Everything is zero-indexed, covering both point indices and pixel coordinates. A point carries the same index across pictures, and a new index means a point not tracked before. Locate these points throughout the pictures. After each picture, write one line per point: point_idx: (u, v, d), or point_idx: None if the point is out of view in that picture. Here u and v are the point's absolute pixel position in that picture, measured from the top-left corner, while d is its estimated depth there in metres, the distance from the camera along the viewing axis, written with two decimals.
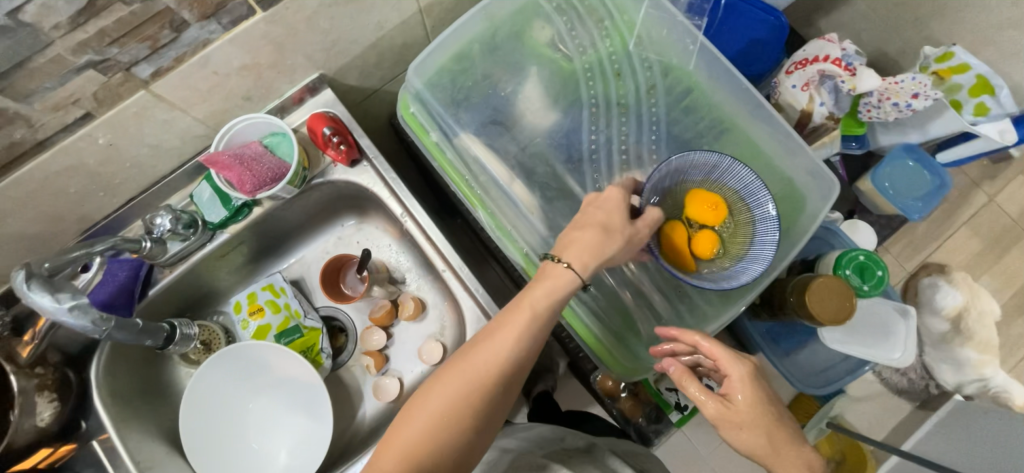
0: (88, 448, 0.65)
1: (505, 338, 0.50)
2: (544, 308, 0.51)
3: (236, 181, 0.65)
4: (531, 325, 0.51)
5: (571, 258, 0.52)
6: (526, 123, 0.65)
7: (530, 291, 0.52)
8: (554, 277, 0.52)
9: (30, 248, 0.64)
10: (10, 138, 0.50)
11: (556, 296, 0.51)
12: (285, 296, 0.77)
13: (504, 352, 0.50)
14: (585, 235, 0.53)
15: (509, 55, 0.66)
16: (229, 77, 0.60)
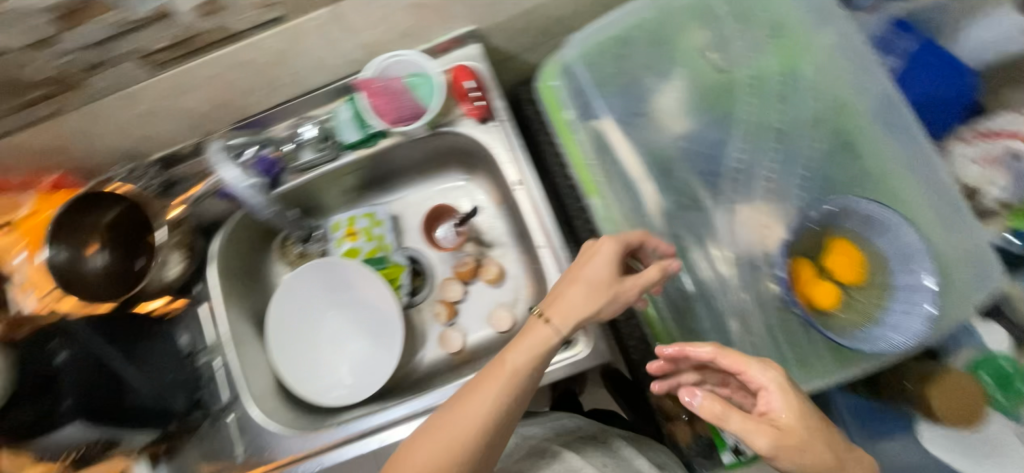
0: (195, 310, 0.73)
1: (505, 370, 0.48)
2: (524, 362, 0.49)
3: (379, 110, 0.69)
4: (514, 367, 0.49)
5: (554, 312, 0.51)
6: (669, 124, 0.63)
7: (507, 354, 0.50)
8: (533, 335, 0.51)
9: (189, 129, 0.70)
10: (215, 25, 0.55)
11: (535, 349, 0.50)
12: (382, 228, 0.85)
13: (492, 397, 0.47)
14: (570, 290, 0.52)
15: (670, 52, 0.64)
16: (399, 12, 0.62)
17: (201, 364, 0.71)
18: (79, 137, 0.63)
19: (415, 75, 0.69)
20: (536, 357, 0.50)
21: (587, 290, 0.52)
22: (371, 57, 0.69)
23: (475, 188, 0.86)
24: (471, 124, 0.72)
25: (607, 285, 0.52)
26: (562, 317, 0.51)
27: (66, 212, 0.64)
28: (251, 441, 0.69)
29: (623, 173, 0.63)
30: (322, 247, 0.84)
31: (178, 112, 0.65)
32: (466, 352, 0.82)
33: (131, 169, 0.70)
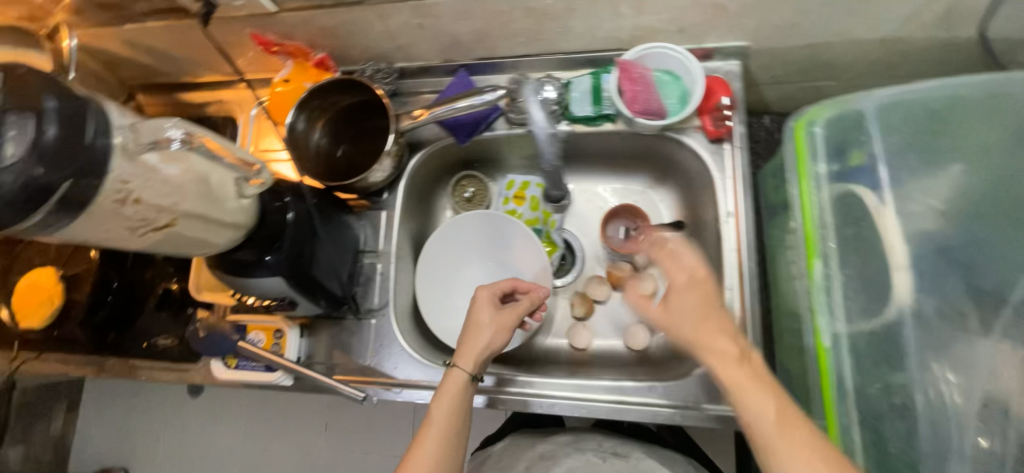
0: (376, 214, 0.77)
1: (427, 450, 0.55)
2: (445, 424, 0.57)
3: (630, 97, 0.64)
4: (445, 429, 0.57)
5: (462, 357, 0.61)
6: (944, 219, 0.56)
7: (432, 413, 0.58)
8: (445, 394, 0.59)
9: (438, 55, 0.72)
10: None
11: (451, 400, 0.59)
12: (550, 202, 0.83)
13: (436, 452, 0.56)
14: (474, 337, 0.63)
15: (983, 141, 0.55)
16: (696, 6, 0.59)
17: (365, 262, 0.75)
18: (352, 28, 0.66)
19: (663, 72, 0.68)
20: (456, 406, 0.59)
21: (691, 292, 0.52)
22: (633, 40, 0.67)
23: (659, 198, 0.82)
24: (701, 140, 0.69)
25: (492, 324, 0.64)
26: (470, 363, 0.61)
27: (317, 90, 0.70)
28: (386, 349, 0.72)
29: (876, 252, 0.58)
30: (489, 197, 0.86)
31: (441, 34, 0.67)
32: (586, 352, 0.79)
33: (375, 70, 0.74)
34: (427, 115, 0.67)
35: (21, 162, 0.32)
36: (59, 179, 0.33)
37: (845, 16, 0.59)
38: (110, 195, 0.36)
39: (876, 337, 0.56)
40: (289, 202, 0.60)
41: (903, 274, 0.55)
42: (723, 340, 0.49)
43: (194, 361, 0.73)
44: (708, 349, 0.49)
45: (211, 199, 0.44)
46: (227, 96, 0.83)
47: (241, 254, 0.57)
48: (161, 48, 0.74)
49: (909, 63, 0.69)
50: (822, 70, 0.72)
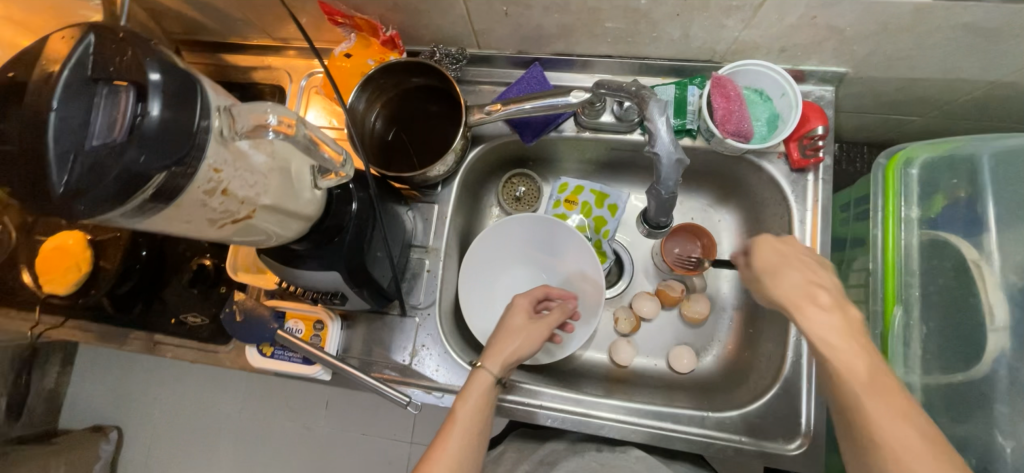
0: (426, 207, 0.73)
1: (450, 447, 0.53)
2: (471, 424, 0.55)
3: (722, 116, 0.61)
4: (470, 430, 0.55)
5: (492, 358, 0.59)
6: None
7: (456, 412, 0.56)
8: (473, 388, 0.58)
9: (513, 45, 0.68)
10: None
11: (477, 400, 0.57)
12: (604, 211, 0.78)
13: (460, 452, 0.53)
14: (506, 341, 0.61)
15: None
16: (810, 28, 0.55)
17: (413, 257, 0.72)
18: (430, 7, 0.61)
19: (754, 90, 0.63)
20: (481, 407, 0.57)
21: (809, 282, 0.45)
22: (727, 54, 0.63)
23: (720, 218, 0.78)
24: (782, 168, 0.66)
25: (525, 330, 0.63)
26: (499, 365, 0.59)
27: (382, 71, 0.64)
28: (426, 350, 0.68)
29: (973, 311, 0.53)
30: (541, 199, 0.82)
31: (525, 24, 0.62)
32: (625, 370, 0.75)
33: (444, 54, 0.69)
34: (501, 109, 0.62)
35: (121, 147, 0.28)
36: (159, 169, 0.29)
37: (964, 54, 0.56)
38: (201, 185, 0.33)
39: (954, 395, 0.54)
40: (352, 190, 0.56)
41: (1000, 336, 0.51)
42: (853, 343, 0.42)
43: (223, 344, 0.69)
44: (832, 328, 0.42)
45: (289, 192, 0.40)
46: (275, 63, 0.77)
47: (297, 246, 0.53)
48: (213, 4, 0.68)
49: (1006, 108, 0.65)
50: (913, 105, 0.68)
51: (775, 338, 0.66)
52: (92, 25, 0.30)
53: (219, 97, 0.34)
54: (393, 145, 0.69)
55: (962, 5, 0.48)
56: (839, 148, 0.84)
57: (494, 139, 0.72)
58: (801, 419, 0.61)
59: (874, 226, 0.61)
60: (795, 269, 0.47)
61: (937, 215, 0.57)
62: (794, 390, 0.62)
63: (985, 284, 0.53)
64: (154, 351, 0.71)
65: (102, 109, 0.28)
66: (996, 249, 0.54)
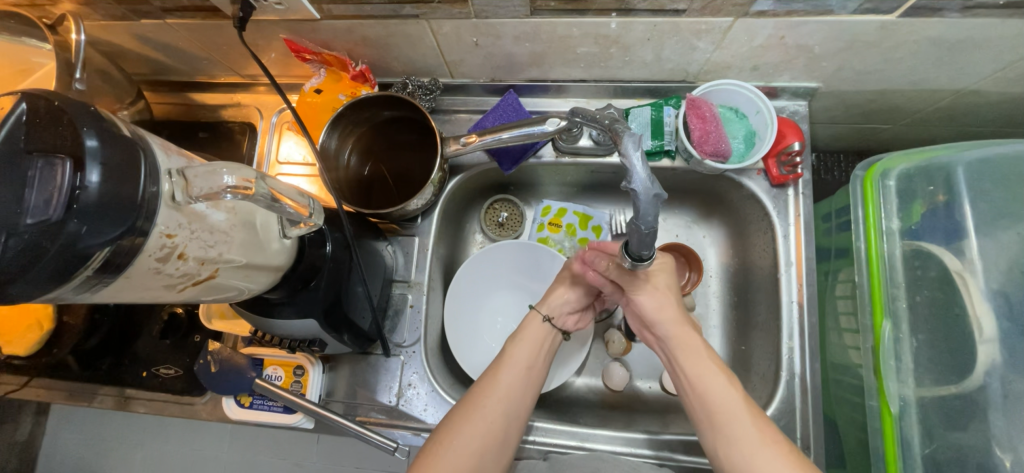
0: (407, 239, 0.71)
1: (502, 375, 0.55)
2: (524, 359, 0.57)
3: (700, 137, 0.61)
4: (523, 363, 0.57)
5: (544, 305, 0.62)
6: None
7: (512, 349, 0.58)
8: (528, 328, 0.60)
9: (486, 73, 0.67)
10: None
11: (530, 341, 0.59)
12: (588, 232, 0.78)
13: (514, 379, 0.55)
14: (552, 288, 0.64)
15: None
16: (780, 47, 0.55)
17: (395, 293, 0.70)
18: (399, 40, 0.60)
19: (729, 109, 0.64)
20: (535, 345, 0.59)
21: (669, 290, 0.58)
22: (701, 74, 0.63)
23: (703, 235, 0.77)
24: (762, 184, 0.65)
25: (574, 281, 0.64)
26: (551, 310, 0.62)
27: (352, 107, 0.63)
28: (414, 389, 0.66)
29: (959, 322, 0.53)
30: (524, 224, 0.80)
31: (496, 53, 0.61)
32: (618, 394, 0.74)
33: (417, 86, 0.68)
34: (477, 140, 0.61)
35: (59, 223, 0.26)
36: (103, 243, 0.27)
37: (931, 65, 0.56)
38: (152, 253, 0.31)
39: (948, 408, 0.53)
40: (326, 232, 0.53)
41: (989, 347, 0.51)
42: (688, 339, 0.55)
43: (199, 395, 0.66)
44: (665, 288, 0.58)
45: (255, 246, 0.38)
46: (245, 99, 0.76)
47: (269, 294, 0.49)
48: (175, 44, 0.65)
49: (976, 114, 0.67)
50: (886, 113, 0.69)
51: (767, 356, 0.65)
52: (25, 92, 0.28)
53: (170, 159, 0.32)
54: (370, 180, 0.68)
55: (928, 21, 0.49)
56: (816, 158, 0.85)
57: (473, 167, 0.71)
58: (796, 435, 0.60)
59: (856, 238, 0.60)
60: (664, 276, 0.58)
61: (918, 225, 0.57)
62: (789, 407, 0.61)
63: (970, 294, 0.53)
64: (125, 406, 0.68)
65: (35, 185, 0.26)
66: (977, 259, 0.53)
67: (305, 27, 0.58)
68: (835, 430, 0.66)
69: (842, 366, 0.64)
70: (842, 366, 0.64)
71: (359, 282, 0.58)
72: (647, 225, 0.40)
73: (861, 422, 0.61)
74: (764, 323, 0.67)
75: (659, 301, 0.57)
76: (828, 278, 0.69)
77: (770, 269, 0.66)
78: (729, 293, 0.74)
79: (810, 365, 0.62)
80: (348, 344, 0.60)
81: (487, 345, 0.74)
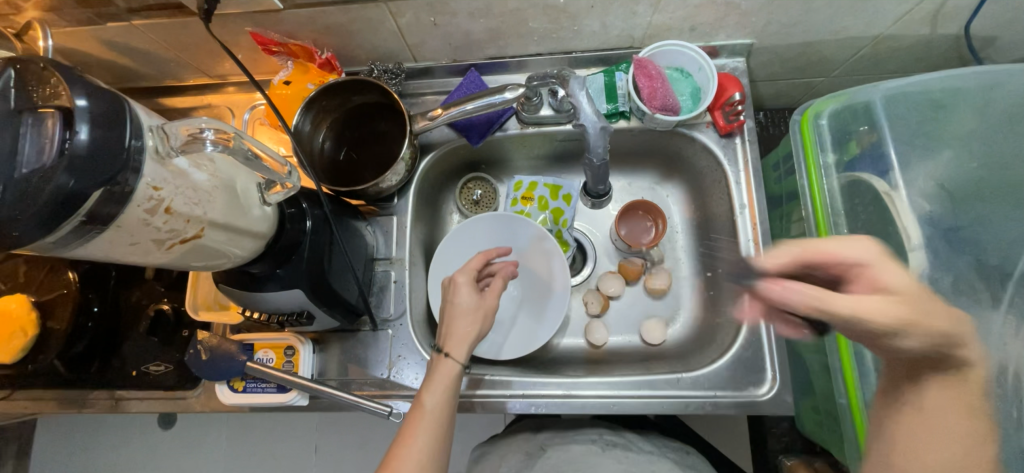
0: (385, 219, 0.74)
1: (417, 434, 0.52)
2: (437, 410, 0.54)
3: (649, 93, 0.66)
4: (437, 414, 0.54)
5: (451, 346, 0.58)
6: (964, 207, 0.57)
7: (422, 401, 0.55)
8: (440, 375, 0.57)
9: (447, 54, 0.71)
10: None
11: (444, 388, 0.56)
12: (559, 202, 0.80)
13: (432, 434, 0.53)
14: (453, 324, 0.60)
15: (992, 126, 0.57)
16: (713, 5, 0.61)
17: (378, 271, 0.72)
18: (361, 26, 0.63)
19: (675, 69, 0.69)
20: (445, 394, 0.56)
21: (863, 265, 0.45)
22: (646, 38, 0.68)
23: (667, 194, 0.82)
24: (712, 136, 0.71)
25: (472, 309, 0.61)
26: (460, 351, 0.58)
27: (323, 92, 0.66)
28: (404, 360, 0.68)
29: (893, 236, 0.59)
30: (498, 199, 0.84)
31: (454, 32, 0.65)
32: (601, 350, 0.77)
33: (383, 71, 0.71)
34: (442, 114, 0.65)
35: (52, 170, 0.28)
36: (95, 187, 0.29)
37: (846, 13, 0.62)
38: (141, 204, 0.33)
39: None
40: (305, 209, 0.56)
41: (920, 256, 0.57)
42: (924, 309, 0.43)
43: (191, 389, 0.67)
44: (852, 257, 0.45)
45: (236, 209, 0.41)
46: (215, 100, 0.78)
47: (252, 268, 0.52)
48: (142, 47, 0.67)
49: (897, 58, 0.73)
50: (818, 65, 0.75)
51: (733, 294, 0.70)
52: (12, 58, 0.30)
53: (152, 119, 0.35)
54: (343, 164, 0.70)
55: None
56: (763, 116, 0.92)
57: (443, 146, 0.75)
58: (766, 363, 0.64)
59: (801, 177, 0.65)
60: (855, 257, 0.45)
61: (852, 158, 0.62)
62: (756, 338, 0.65)
63: (901, 213, 0.58)
64: (118, 408, 0.68)
65: (28, 137, 0.28)
66: (903, 180, 0.59)
67: (270, 19, 0.61)
68: (802, 361, 0.70)
69: None
70: None
71: (342, 255, 0.60)
72: (599, 149, 0.60)
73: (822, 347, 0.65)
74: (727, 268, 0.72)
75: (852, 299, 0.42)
76: (782, 222, 0.75)
77: (727, 214, 0.71)
78: (695, 246, 0.79)
79: None
80: (336, 318, 0.62)
81: None
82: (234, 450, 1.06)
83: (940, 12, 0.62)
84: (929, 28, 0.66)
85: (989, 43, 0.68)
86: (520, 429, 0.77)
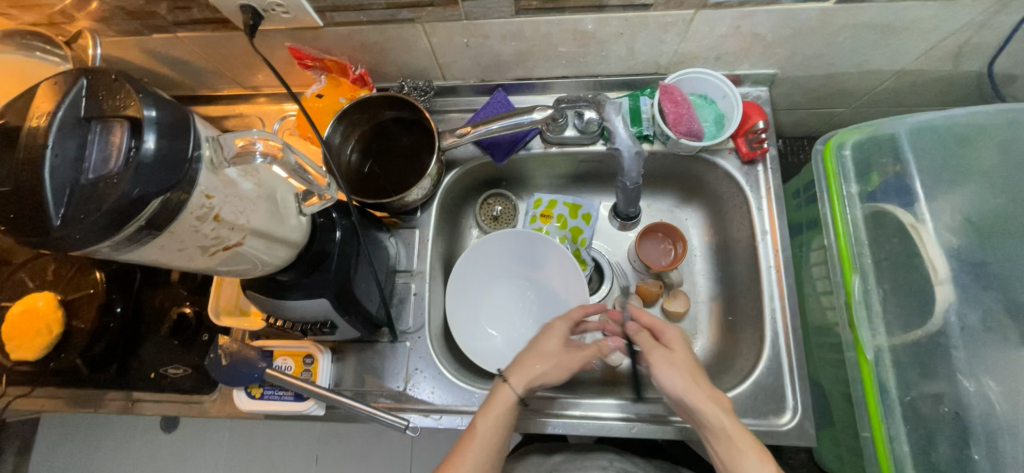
0: (407, 231, 0.75)
1: (466, 459, 0.54)
2: (489, 438, 0.56)
3: (674, 118, 0.67)
4: (487, 441, 0.56)
5: (514, 377, 0.59)
6: (992, 242, 0.57)
7: (476, 425, 0.56)
8: (496, 400, 0.58)
9: (475, 74, 0.73)
10: None
11: (499, 419, 0.57)
12: (578, 221, 0.81)
13: (479, 461, 0.54)
14: (527, 359, 0.61)
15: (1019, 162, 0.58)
16: (739, 36, 0.62)
17: (398, 282, 0.73)
18: (395, 44, 0.65)
19: (698, 96, 0.70)
20: (499, 424, 0.57)
21: (689, 359, 0.58)
22: (671, 65, 0.69)
23: (686, 217, 0.83)
24: (734, 162, 0.71)
25: (554, 356, 0.61)
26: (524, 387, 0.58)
27: (355, 106, 0.68)
28: (420, 373, 0.68)
29: (918, 269, 0.59)
30: (518, 216, 0.85)
31: (484, 53, 0.67)
32: (617, 371, 0.77)
33: (412, 87, 0.73)
34: (471, 131, 0.66)
35: (120, 174, 0.29)
36: (158, 192, 0.30)
37: (871, 47, 0.64)
38: (194, 212, 0.34)
39: (918, 353, 0.57)
40: (335, 219, 0.57)
41: (945, 288, 0.57)
42: (713, 395, 0.54)
43: (207, 393, 0.67)
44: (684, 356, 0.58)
45: (276, 218, 0.42)
46: (247, 110, 0.80)
47: (281, 276, 0.53)
48: (182, 58, 0.70)
49: (919, 92, 0.74)
50: (839, 96, 0.76)
51: (752, 320, 0.69)
52: (81, 68, 0.32)
53: (207, 130, 0.36)
54: (370, 177, 0.71)
55: (860, 6, 0.56)
56: (782, 143, 0.93)
57: (467, 162, 0.76)
58: (786, 392, 0.64)
59: (822, 206, 0.65)
60: (682, 347, 0.59)
61: (874, 189, 0.63)
62: (776, 365, 0.65)
63: (925, 245, 0.58)
64: (133, 410, 0.68)
65: (96, 144, 0.30)
66: (928, 213, 0.60)
67: (308, 35, 0.63)
68: (822, 390, 0.70)
69: (822, 328, 0.69)
70: (822, 327, 0.69)
71: (366, 266, 0.61)
72: (634, 171, 0.66)
73: (844, 378, 0.64)
74: (746, 295, 0.72)
75: (674, 371, 0.56)
76: (802, 249, 0.75)
77: (747, 239, 0.71)
78: (713, 270, 0.80)
79: (792, 323, 0.66)
80: (358, 328, 0.63)
81: (484, 332, 0.76)
82: (240, 457, 1.05)
83: (964, 49, 0.63)
84: (952, 64, 0.67)
85: (1011, 80, 0.69)
86: (528, 450, 0.76)
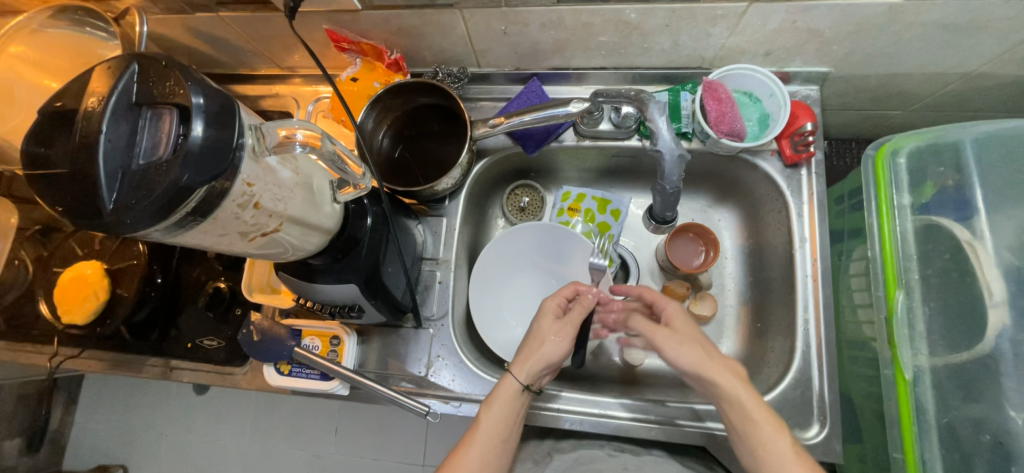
0: (435, 219, 0.75)
1: (472, 451, 0.55)
2: (493, 430, 0.56)
3: (716, 117, 0.64)
4: (494, 436, 0.56)
5: (517, 363, 0.59)
6: None
7: (480, 420, 0.57)
8: (501, 393, 0.57)
9: (510, 62, 0.71)
10: None
11: (502, 409, 0.57)
12: (606, 216, 0.79)
13: (484, 453, 0.55)
14: (529, 344, 0.61)
15: None
16: (793, 31, 0.59)
17: (424, 270, 0.73)
18: (432, 29, 0.64)
19: (743, 93, 0.67)
20: (504, 416, 0.57)
21: (695, 332, 0.56)
22: (716, 60, 0.66)
23: (720, 218, 0.80)
24: (776, 165, 0.68)
25: (553, 335, 0.60)
26: (528, 373, 0.58)
27: (389, 91, 0.67)
28: (442, 360, 0.69)
29: (970, 288, 0.55)
30: (545, 209, 0.83)
31: (522, 41, 0.65)
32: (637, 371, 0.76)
33: (446, 74, 0.72)
34: (504, 122, 0.65)
35: (168, 163, 0.30)
36: (203, 181, 0.31)
37: (938, 47, 0.59)
38: (236, 199, 0.35)
39: (960, 376, 0.55)
40: (367, 205, 0.57)
41: (1000, 310, 0.53)
42: (728, 366, 0.53)
43: (239, 366, 0.70)
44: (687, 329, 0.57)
45: (312, 206, 0.42)
46: (282, 90, 0.80)
47: (314, 260, 0.54)
48: (223, 37, 0.70)
49: (987, 97, 0.69)
50: (896, 98, 0.72)
51: (783, 329, 0.67)
52: (133, 54, 0.32)
53: (249, 118, 0.36)
54: (399, 163, 0.71)
55: (932, 3, 0.52)
56: (828, 145, 0.88)
57: (498, 152, 0.75)
58: (814, 405, 0.62)
59: (869, 215, 0.62)
60: (684, 319, 0.58)
61: (928, 201, 0.59)
62: (805, 377, 0.63)
63: (981, 263, 0.55)
64: (170, 376, 0.72)
65: (147, 131, 0.30)
66: (987, 230, 0.56)
67: (346, 18, 0.63)
68: (852, 405, 0.67)
69: (856, 341, 0.66)
70: (857, 341, 0.66)
71: (395, 253, 0.62)
72: (674, 176, 0.63)
73: (876, 394, 0.62)
74: (778, 303, 0.69)
75: (685, 347, 0.54)
76: (841, 258, 0.71)
77: (784, 245, 0.69)
78: (744, 274, 0.77)
79: (825, 335, 0.63)
80: (383, 314, 0.64)
81: (506, 323, 0.77)
82: (266, 425, 1.10)
83: None
84: None
85: None
86: None
